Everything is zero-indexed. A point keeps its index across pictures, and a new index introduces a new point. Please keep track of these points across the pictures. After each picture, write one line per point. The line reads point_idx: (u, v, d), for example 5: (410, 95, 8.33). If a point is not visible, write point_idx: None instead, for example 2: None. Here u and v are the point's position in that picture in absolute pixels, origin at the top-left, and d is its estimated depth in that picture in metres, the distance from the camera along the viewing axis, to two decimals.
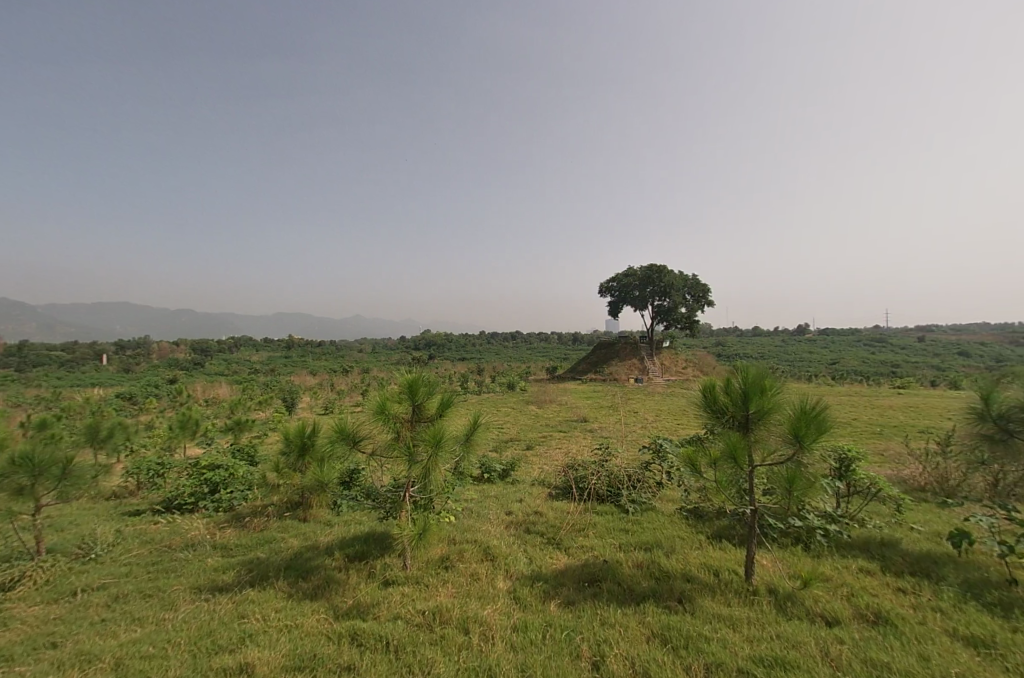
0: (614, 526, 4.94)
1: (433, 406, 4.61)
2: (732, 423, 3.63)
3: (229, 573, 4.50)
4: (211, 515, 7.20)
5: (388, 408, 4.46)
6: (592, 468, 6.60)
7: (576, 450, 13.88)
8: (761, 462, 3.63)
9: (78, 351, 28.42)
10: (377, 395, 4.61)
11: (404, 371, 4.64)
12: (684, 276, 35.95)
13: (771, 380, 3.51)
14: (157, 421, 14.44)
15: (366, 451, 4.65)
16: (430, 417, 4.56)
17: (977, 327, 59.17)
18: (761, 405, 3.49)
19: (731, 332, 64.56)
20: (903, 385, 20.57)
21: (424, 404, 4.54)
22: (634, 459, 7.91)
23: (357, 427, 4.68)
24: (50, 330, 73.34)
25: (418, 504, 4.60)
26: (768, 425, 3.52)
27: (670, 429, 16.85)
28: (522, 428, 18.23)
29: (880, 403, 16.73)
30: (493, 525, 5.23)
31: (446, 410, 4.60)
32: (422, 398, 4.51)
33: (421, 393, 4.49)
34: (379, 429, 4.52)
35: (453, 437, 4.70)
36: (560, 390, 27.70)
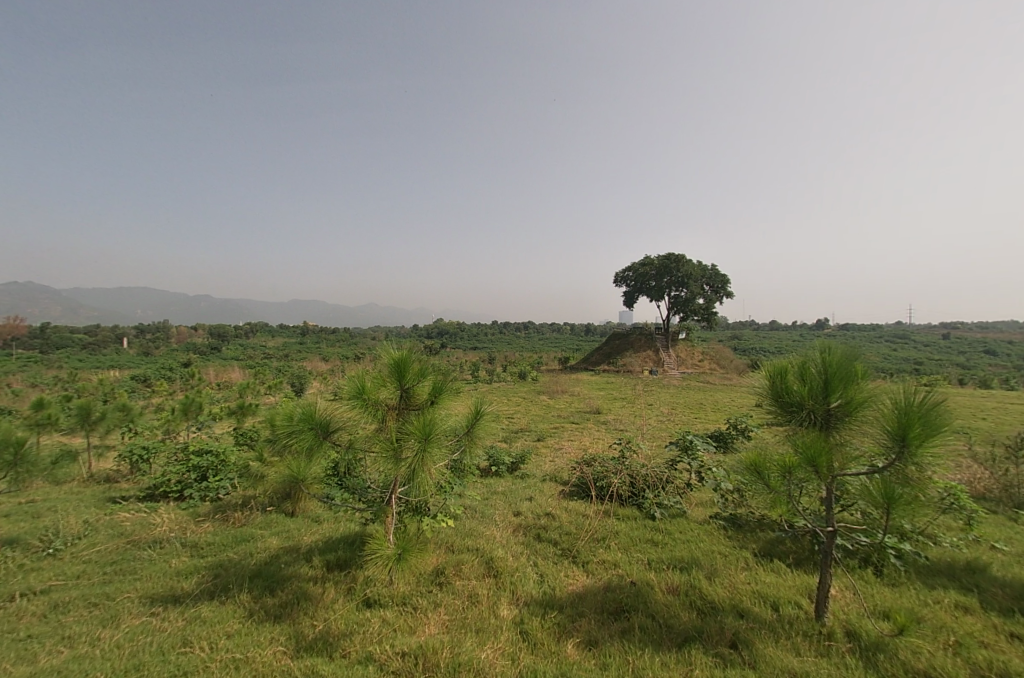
0: (640, 536, 4.23)
1: (425, 390, 3.98)
2: (808, 418, 2.91)
3: (191, 579, 3.87)
4: (196, 504, 6.60)
5: (369, 391, 3.85)
6: (612, 465, 5.87)
7: (589, 444, 13.17)
8: (843, 471, 2.85)
9: (99, 333, 28.42)
10: (357, 377, 3.99)
11: (390, 349, 4.03)
12: (703, 266, 34.74)
13: (863, 366, 2.83)
14: (157, 405, 13.97)
15: (345, 444, 3.95)
16: (421, 404, 3.93)
17: (1005, 325, 56.82)
18: (848, 395, 2.80)
19: (746, 325, 63.14)
20: None
21: (416, 387, 3.91)
22: (656, 455, 7.18)
23: (331, 414, 3.98)
24: (72, 313, 74.43)
25: (409, 510, 3.92)
26: (856, 421, 2.83)
27: (687, 424, 16.06)
28: (533, 419, 17.58)
29: None
30: (499, 530, 4.53)
31: (441, 394, 3.95)
32: (412, 380, 3.87)
33: (410, 374, 3.85)
34: (359, 417, 3.88)
35: (449, 426, 4.06)
36: (573, 381, 26.97)
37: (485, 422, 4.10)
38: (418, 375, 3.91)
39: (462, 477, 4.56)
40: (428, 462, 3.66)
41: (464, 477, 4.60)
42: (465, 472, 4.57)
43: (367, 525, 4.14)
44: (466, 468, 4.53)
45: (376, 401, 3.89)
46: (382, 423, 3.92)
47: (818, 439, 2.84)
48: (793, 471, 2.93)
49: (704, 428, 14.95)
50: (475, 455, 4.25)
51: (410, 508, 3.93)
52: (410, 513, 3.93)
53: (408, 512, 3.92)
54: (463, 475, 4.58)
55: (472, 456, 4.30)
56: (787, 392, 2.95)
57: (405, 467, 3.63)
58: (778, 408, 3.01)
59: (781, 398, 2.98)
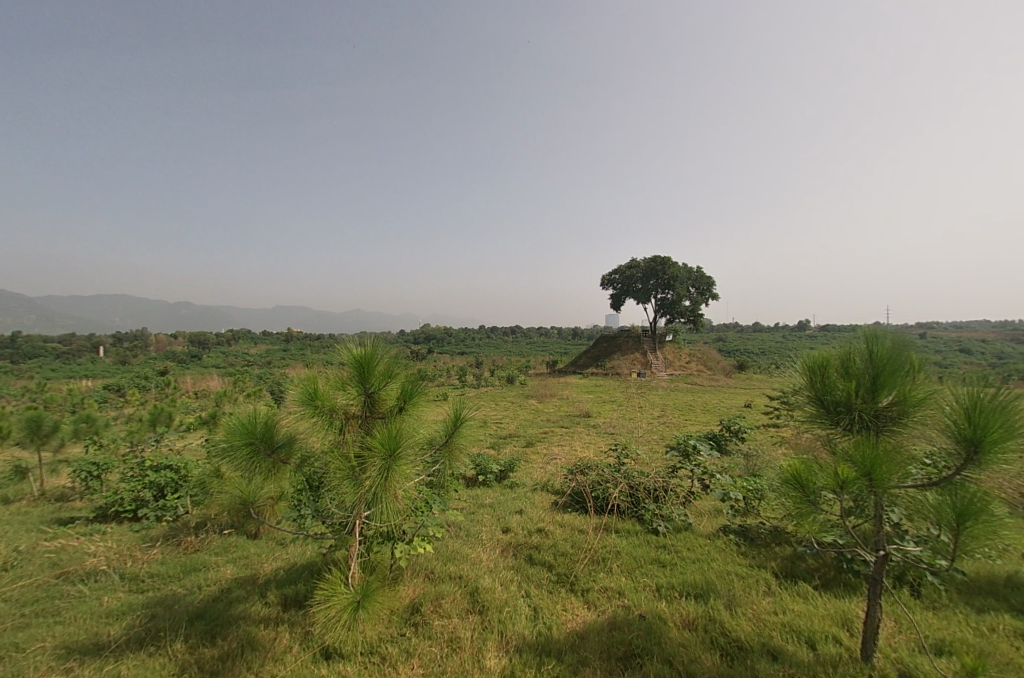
0: (644, 556, 3.75)
1: (392, 394, 3.51)
2: (858, 420, 2.60)
3: (122, 621, 3.30)
4: (152, 526, 5.96)
5: (321, 396, 3.35)
6: (608, 473, 5.41)
7: (579, 449, 12.72)
8: (898, 483, 2.47)
9: (76, 342, 27.43)
10: (308, 380, 3.50)
11: (349, 349, 3.56)
12: (689, 267, 34.65)
13: (919, 360, 2.56)
14: (124, 416, 13.19)
15: (296, 463, 3.46)
16: (387, 412, 3.47)
17: (979, 325, 57.97)
18: (905, 391, 2.52)
19: (730, 328, 63.64)
20: None
21: (383, 390, 3.44)
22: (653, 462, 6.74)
23: (279, 426, 3.43)
24: (48, 322, 72.23)
25: (379, 536, 3.36)
26: (915, 422, 2.53)
27: (678, 426, 15.71)
28: (521, 423, 17.11)
29: None
30: (486, 551, 4.02)
31: (411, 398, 3.49)
32: (377, 382, 3.40)
33: (374, 375, 3.40)
34: (314, 427, 3.38)
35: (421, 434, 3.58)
36: (561, 384, 26.57)
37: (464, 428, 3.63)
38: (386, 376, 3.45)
39: (439, 492, 4.03)
40: (397, 479, 3.11)
41: (442, 492, 4.08)
42: (444, 486, 4.05)
43: (330, 555, 3.56)
44: (445, 482, 4.02)
45: (334, 407, 3.41)
46: (345, 432, 3.46)
47: (875, 445, 2.47)
48: (847, 485, 2.46)
49: (696, 430, 14.61)
50: (453, 467, 3.75)
51: (380, 534, 3.35)
52: (381, 539, 3.37)
53: (377, 539, 3.35)
54: (441, 491, 4.06)
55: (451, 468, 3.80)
56: (835, 393, 2.62)
57: (368, 486, 3.08)
58: (826, 414, 2.68)
59: (829, 400, 2.64)
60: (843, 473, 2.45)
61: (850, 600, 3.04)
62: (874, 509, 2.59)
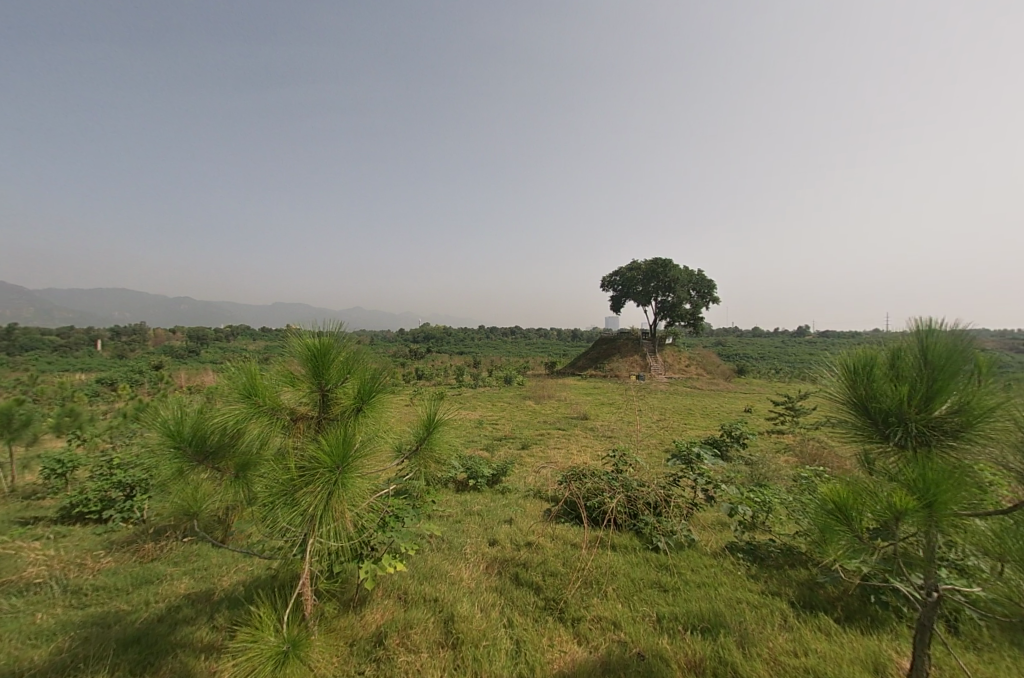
0: (643, 578, 3.38)
1: (351, 391, 3.24)
2: (909, 432, 2.28)
3: (50, 645, 2.91)
4: (117, 528, 5.57)
5: (261, 390, 3.05)
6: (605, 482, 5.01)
7: (575, 453, 12.35)
8: (962, 510, 2.12)
9: (72, 335, 27.12)
10: (247, 372, 3.17)
11: (297, 339, 3.25)
12: (690, 270, 34.27)
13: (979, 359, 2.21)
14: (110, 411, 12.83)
15: (234, 472, 3.01)
16: (343, 413, 3.22)
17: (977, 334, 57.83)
18: (964, 399, 2.19)
19: (729, 333, 63.44)
20: None
21: (340, 386, 3.19)
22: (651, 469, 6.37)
23: (214, 426, 3.00)
24: (47, 314, 71.98)
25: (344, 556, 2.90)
26: (975, 435, 2.20)
27: (678, 431, 15.33)
28: (517, 425, 16.76)
29: None
30: (468, 567, 3.64)
31: (374, 395, 3.22)
32: (333, 377, 3.16)
33: (330, 369, 3.14)
34: (257, 430, 3.05)
35: (384, 436, 3.35)
36: (559, 386, 26.20)
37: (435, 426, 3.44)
38: (346, 370, 3.22)
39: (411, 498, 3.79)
40: (353, 490, 2.64)
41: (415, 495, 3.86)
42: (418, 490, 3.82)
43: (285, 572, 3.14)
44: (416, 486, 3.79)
45: (280, 405, 3.13)
46: (294, 434, 3.19)
47: (934, 465, 2.14)
48: (901, 518, 2.11)
49: (696, 435, 14.25)
50: (428, 466, 3.57)
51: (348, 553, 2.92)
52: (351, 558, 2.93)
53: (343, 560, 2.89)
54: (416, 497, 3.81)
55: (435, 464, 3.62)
56: (879, 398, 2.30)
57: (316, 505, 2.54)
58: (869, 421, 2.36)
59: (877, 408, 2.31)
60: (896, 500, 2.11)
61: (877, 639, 2.68)
62: (927, 544, 2.25)
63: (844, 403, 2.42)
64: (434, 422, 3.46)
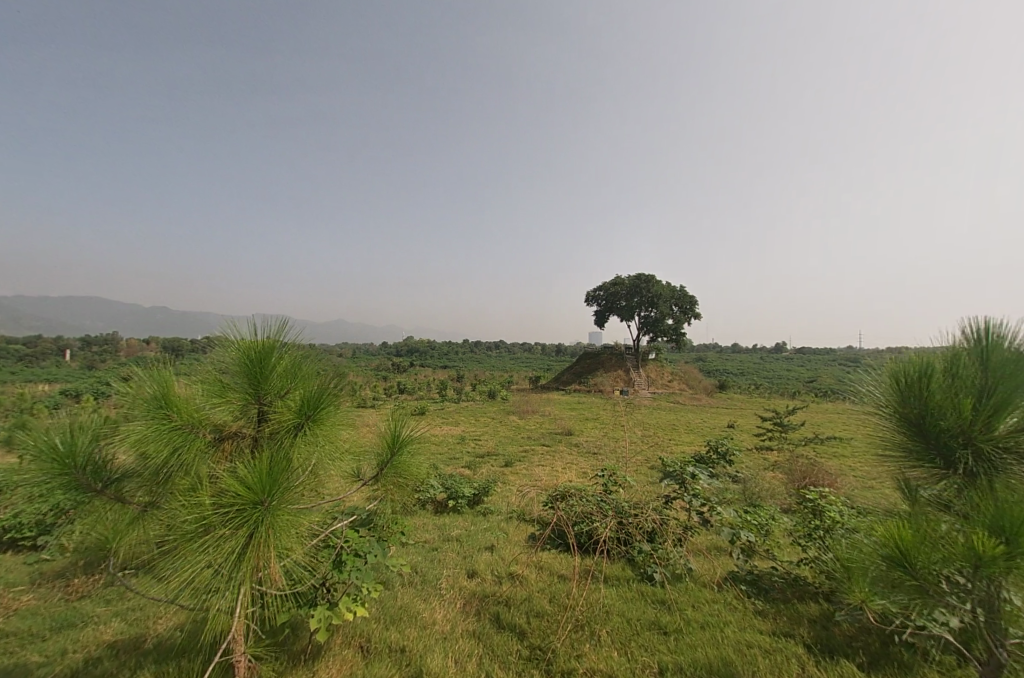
0: (640, 619, 3.01)
1: (293, 404, 2.85)
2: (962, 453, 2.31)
3: None
4: (58, 556, 5.06)
5: (175, 402, 2.66)
6: (592, 503, 4.59)
7: (560, 470, 12.02)
8: None
9: (40, 345, 26.05)
10: (161, 376, 2.72)
11: (227, 343, 2.91)
12: (672, 286, 34.44)
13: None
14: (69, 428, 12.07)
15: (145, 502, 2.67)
16: (284, 428, 2.83)
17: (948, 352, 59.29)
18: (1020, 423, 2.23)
19: (710, 349, 63.98)
20: None
21: (281, 398, 2.84)
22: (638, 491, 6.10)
23: (119, 446, 2.61)
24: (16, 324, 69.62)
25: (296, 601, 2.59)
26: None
27: (663, 447, 15.06)
28: (499, 440, 16.33)
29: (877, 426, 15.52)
30: (439, 605, 3.25)
31: (321, 408, 2.86)
32: (272, 387, 2.82)
33: (270, 378, 2.81)
34: (172, 449, 2.62)
35: (330, 454, 2.97)
36: (543, 401, 25.87)
37: (395, 443, 3.02)
38: (287, 380, 2.89)
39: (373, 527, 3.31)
40: (284, 533, 2.21)
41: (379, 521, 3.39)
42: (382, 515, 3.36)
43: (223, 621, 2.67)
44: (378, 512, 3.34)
45: (203, 421, 2.75)
46: (221, 455, 2.80)
47: (1005, 505, 2.11)
48: (984, 567, 2.01)
49: (682, 451, 13.98)
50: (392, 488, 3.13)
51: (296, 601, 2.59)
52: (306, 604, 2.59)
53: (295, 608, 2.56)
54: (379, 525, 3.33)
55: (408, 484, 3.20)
56: (929, 404, 2.37)
57: (228, 551, 2.11)
58: (920, 443, 2.43)
59: (934, 426, 2.35)
60: (980, 546, 2.00)
61: None
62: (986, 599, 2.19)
63: (892, 418, 2.49)
64: (398, 438, 3.04)
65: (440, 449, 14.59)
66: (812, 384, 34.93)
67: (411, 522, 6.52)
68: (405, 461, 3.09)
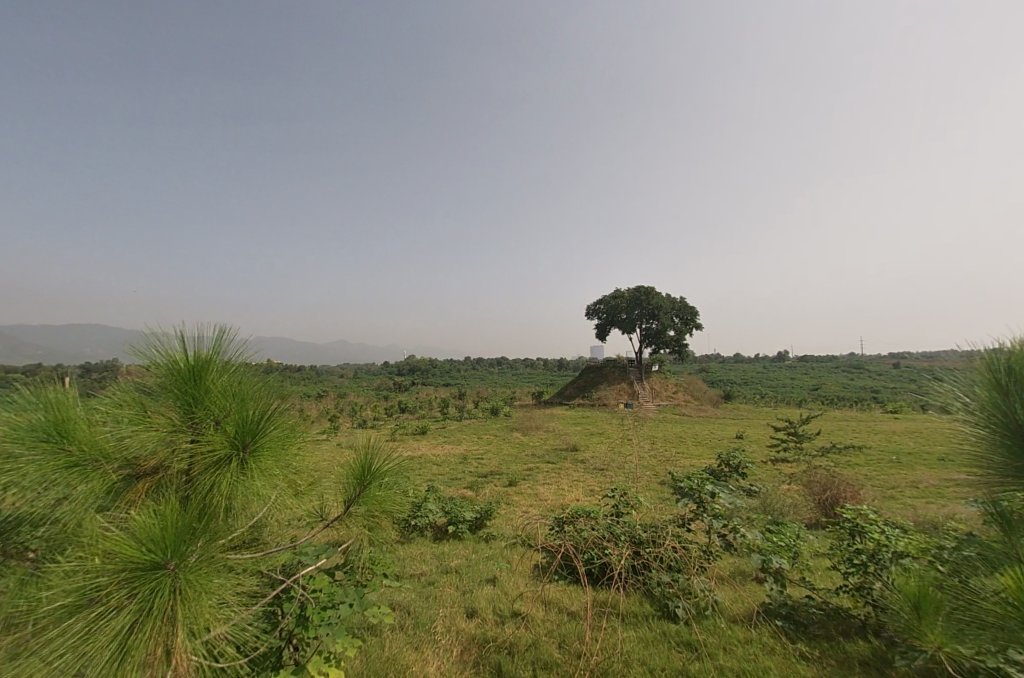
0: (665, 668, 2.80)
1: (229, 429, 2.19)
2: None
3: None
4: None
5: (73, 431, 2.16)
6: (604, 528, 4.18)
7: (565, 489, 11.62)
8: None
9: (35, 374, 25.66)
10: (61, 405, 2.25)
11: (141, 351, 2.24)
12: (672, 296, 34.13)
13: None
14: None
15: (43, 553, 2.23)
16: (216, 461, 2.17)
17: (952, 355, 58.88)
18: None
19: (713, 358, 63.49)
20: (906, 417, 19.04)
21: (214, 424, 2.19)
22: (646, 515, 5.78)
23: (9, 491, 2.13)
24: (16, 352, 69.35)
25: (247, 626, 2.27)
26: None
27: (671, 462, 14.59)
28: (502, 459, 15.90)
29: (889, 434, 15.11)
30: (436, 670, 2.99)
31: (263, 437, 2.25)
32: (206, 410, 2.19)
33: (200, 395, 2.18)
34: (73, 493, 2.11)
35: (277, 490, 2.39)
36: (546, 417, 25.44)
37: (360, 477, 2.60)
38: (231, 396, 2.21)
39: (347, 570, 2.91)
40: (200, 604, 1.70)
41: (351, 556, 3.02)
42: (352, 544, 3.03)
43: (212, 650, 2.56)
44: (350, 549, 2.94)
45: (107, 455, 2.18)
46: (132, 499, 2.16)
47: None
48: None
49: (690, 466, 13.53)
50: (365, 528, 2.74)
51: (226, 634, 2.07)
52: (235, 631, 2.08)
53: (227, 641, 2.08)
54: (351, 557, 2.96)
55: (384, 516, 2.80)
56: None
57: (108, 644, 1.60)
58: None
59: None
60: None
61: None
62: None
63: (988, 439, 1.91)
64: (365, 467, 2.63)
65: (441, 470, 14.15)
66: (818, 392, 34.49)
67: (407, 553, 6.11)
68: (374, 496, 2.67)
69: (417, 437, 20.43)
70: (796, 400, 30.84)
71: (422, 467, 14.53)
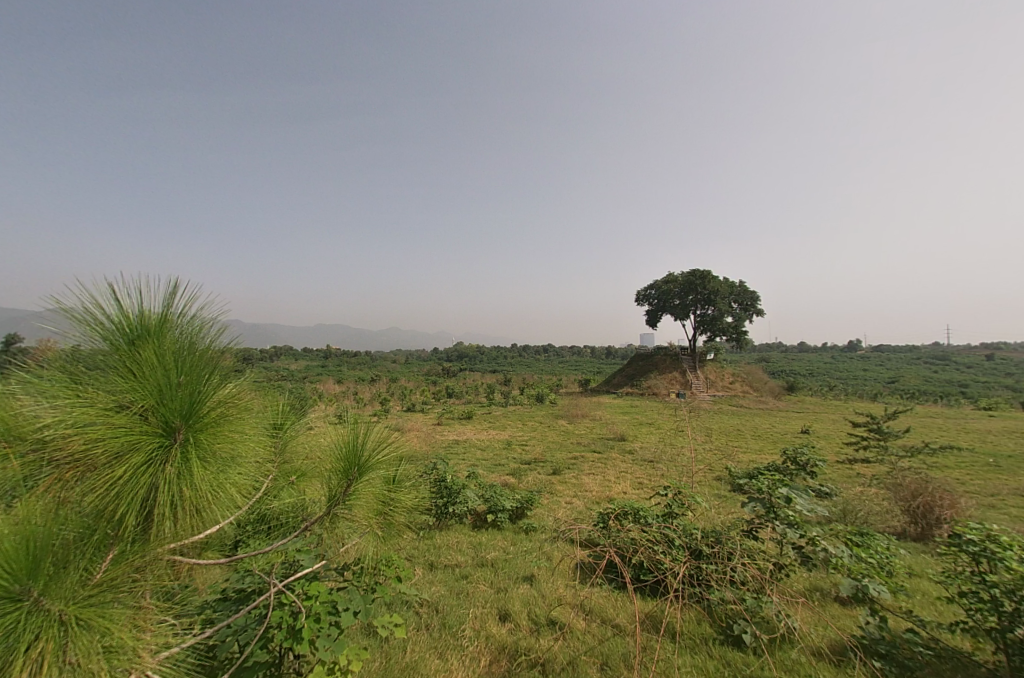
0: None
1: (155, 418, 1.82)
2: None
3: None
4: None
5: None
6: (659, 535, 3.76)
7: (612, 480, 11.10)
8: None
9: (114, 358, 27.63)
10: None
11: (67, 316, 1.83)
12: (730, 282, 32.37)
13: None
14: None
15: None
16: (130, 456, 1.79)
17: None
18: None
19: (773, 348, 60.23)
20: (998, 415, 17.17)
21: (141, 413, 1.81)
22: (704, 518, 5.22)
23: None
24: None
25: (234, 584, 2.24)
26: None
27: (728, 457, 13.73)
28: (548, 446, 15.49)
29: (982, 433, 13.52)
30: None
31: (200, 423, 1.90)
32: (132, 394, 1.79)
33: (130, 376, 1.80)
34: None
35: (234, 482, 2.07)
36: (593, 405, 24.80)
37: (344, 472, 2.34)
38: (156, 369, 1.82)
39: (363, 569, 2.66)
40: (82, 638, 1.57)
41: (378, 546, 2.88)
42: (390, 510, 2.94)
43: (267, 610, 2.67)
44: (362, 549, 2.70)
45: (22, 435, 1.88)
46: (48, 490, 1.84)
47: None
48: None
49: (749, 461, 12.65)
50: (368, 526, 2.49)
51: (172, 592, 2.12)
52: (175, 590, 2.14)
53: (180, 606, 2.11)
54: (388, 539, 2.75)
55: (385, 513, 2.53)
56: None
57: None
58: None
59: None
60: None
61: None
62: None
63: None
64: (353, 460, 2.35)
65: (485, 455, 13.91)
66: (893, 385, 31.93)
67: (444, 541, 5.82)
68: (362, 494, 2.39)
69: (463, 422, 20.31)
70: (867, 393, 28.66)
71: (466, 452, 14.34)
